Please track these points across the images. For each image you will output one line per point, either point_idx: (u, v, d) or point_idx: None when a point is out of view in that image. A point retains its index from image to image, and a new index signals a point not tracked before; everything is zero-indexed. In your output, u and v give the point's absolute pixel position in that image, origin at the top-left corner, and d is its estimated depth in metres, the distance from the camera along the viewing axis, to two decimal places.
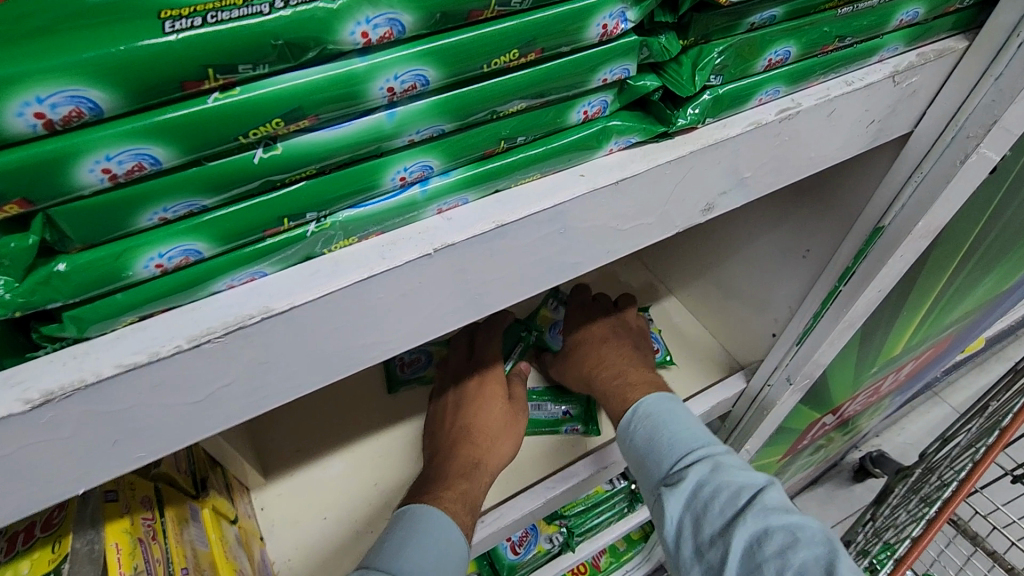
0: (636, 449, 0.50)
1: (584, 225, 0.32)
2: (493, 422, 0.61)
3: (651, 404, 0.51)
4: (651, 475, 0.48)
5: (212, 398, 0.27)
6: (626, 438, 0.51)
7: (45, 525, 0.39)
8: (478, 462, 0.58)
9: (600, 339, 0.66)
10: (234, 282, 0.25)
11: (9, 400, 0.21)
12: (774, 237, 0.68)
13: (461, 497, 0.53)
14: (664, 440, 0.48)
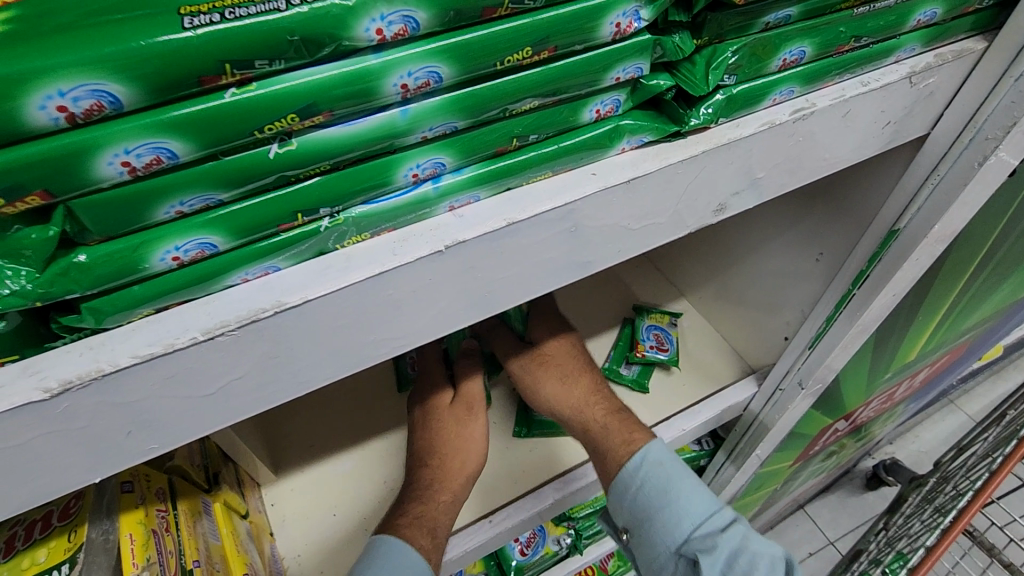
0: (648, 501, 0.48)
1: (594, 224, 0.32)
2: (453, 440, 0.58)
3: (660, 453, 0.50)
4: (673, 534, 0.47)
5: (223, 392, 0.27)
6: (634, 485, 0.49)
7: (63, 513, 0.39)
8: (436, 482, 0.55)
9: (555, 360, 0.61)
10: (249, 276, 0.26)
11: (27, 389, 0.22)
12: (785, 241, 0.68)
13: (424, 520, 0.51)
14: (685, 498, 0.47)
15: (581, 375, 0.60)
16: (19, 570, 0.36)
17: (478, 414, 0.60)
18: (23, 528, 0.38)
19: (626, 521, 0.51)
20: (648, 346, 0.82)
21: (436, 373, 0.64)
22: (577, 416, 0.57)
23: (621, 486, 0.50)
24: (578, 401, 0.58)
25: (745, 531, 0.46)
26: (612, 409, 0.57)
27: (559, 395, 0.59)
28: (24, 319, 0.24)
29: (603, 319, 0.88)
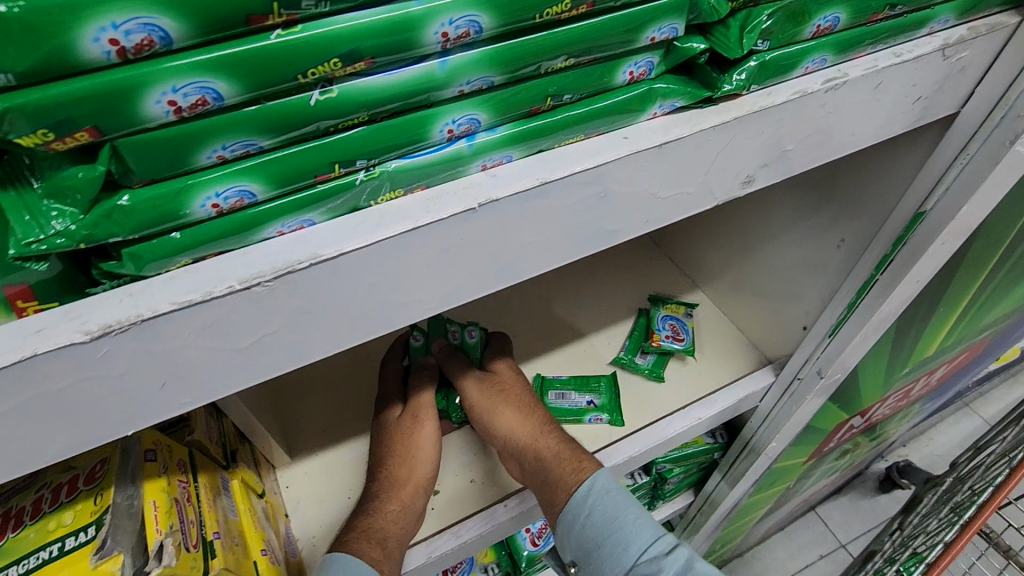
0: (597, 529, 0.52)
1: (624, 189, 0.32)
2: (403, 452, 0.63)
3: (607, 482, 0.54)
4: (621, 559, 0.49)
5: (256, 347, 0.27)
6: (581, 514, 0.53)
7: (88, 478, 0.40)
8: (386, 492, 0.60)
9: (506, 387, 0.68)
10: (284, 230, 0.26)
11: (70, 331, 0.22)
12: (808, 227, 0.67)
13: (373, 531, 0.56)
14: (630, 524, 0.51)
15: (532, 406, 0.66)
16: (47, 531, 0.37)
17: (429, 421, 0.65)
18: (49, 492, 0.39)
19: (576, 552, 0.54)
20: (664, 336, 0.82)
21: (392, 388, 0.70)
22: (526, 445, 0.62)
23: (570, 516, 0.54)
24: (528, 429, 0.63)
25: (691, 555, 0.48)
26: (558, 438, 0.62)
27: (511, 422, 0.64)
28: (63, 267, 0.24)
29: (617, 309, 0.88)
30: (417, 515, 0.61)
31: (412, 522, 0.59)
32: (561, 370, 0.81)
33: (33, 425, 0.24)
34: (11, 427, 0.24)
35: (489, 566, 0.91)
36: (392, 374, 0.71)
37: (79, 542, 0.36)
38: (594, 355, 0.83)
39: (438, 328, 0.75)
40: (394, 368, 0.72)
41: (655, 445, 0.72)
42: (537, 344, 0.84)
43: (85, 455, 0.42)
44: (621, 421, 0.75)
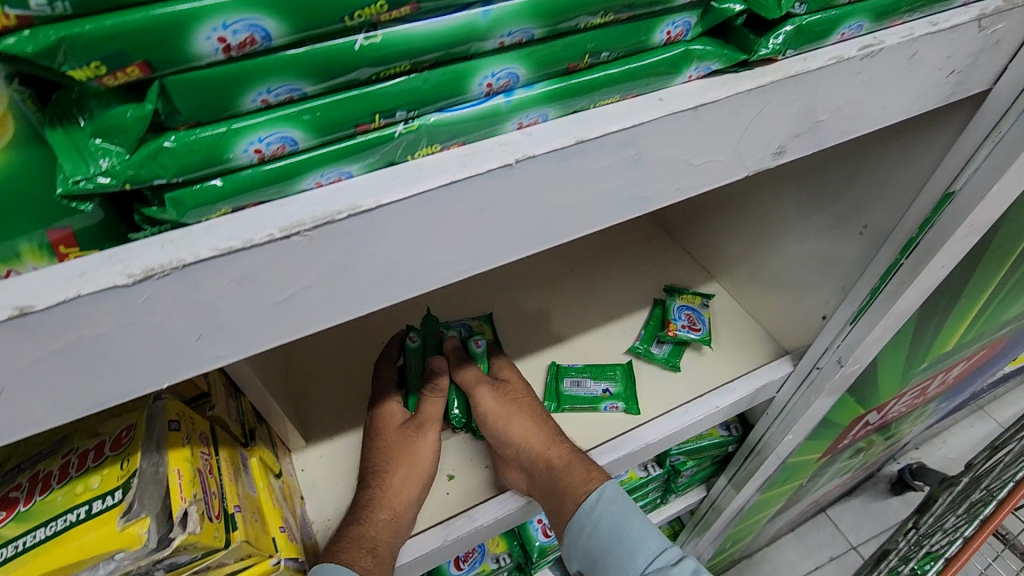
0: (604, 538, 0.55)
1: (658, 154, 0.31)
2: (401, 460, 0.62)
3: (614, 492, 0.57)
4: (628, 567, 0.53)
5: (292, 301, 0.27)
6: (589, 524, 0.56)
7: (114, 444, 0.40)
8: (377, 499, 0.60)
9: (515, 395, 0.67)
10: (322, 181, 0.26)
11: (114, 274, 0.22)
12: (827, 215, 0.67)
13: (364, 541, 0.56)
14: (637, 534, 0.54)
15: (542, 415, 0.66)
16: (74, 495, 0.37)
17: (431, 432, 0.64)
18: (76, 457, 0.40)
19: (582, 560, 0.57)
20: (680, 325, 0.81)
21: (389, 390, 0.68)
22: (535, 455, 0.62)
23: (578, 526, 0.56)
24: (539, 440, 0.63)
25: (694, 564, 0.51)
26: (568, 449, 0.62)
27: (522, 431, 0.63)
28: (107, 214, 0.24)
29: (631, 299, 0.88)
30: (407, 522, 0.61)
31: (402, 532, 0.59)
32: (576, 359, 0.80)
33: (74, 371, 0.24)
34: (52, 372, 0.24)
35: (502, 557, 0.89)
36: (388, 376, 0.69)
37: (106, 506, 0.37)
38: (609, 345, 0.83)
39: (434, 332, 0.73)
40: (389, 370, 0.69)
41: (672, 433, 0.72)
42: (552, 333, 0.84)
43: (111, 422, 0.41)
44: (636, 409, 0.75)
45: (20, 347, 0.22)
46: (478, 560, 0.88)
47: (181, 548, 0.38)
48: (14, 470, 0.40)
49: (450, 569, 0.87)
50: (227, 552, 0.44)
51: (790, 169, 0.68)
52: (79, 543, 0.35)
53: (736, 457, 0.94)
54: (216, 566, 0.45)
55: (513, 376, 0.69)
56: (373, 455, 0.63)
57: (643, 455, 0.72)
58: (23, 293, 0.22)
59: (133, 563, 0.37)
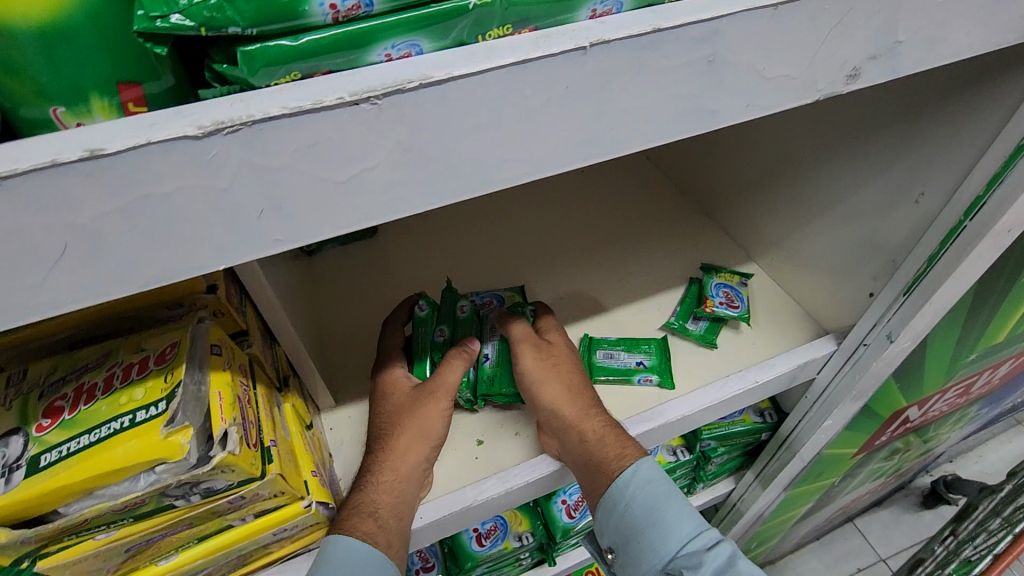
0: (636, 519, 0.51)
1: (733, 59, 0.30)
2: (409, 423, 0.58)
3: (650, 471, 0.52)
4: (659, 551, 0.49)
5: (355, 183, 0.26)
6: (622, 503, 0.52)
7: (159, 358, 0.40)
8: (382, 462, 0.56)
9: (558, 360, 0.62)
10: (393, 54, 0.25)
11: (183, 124, 0.22)
12: (877, 186, 0.59)
13: (366, 505, 0.52)
14: (671, 517, 0.49)
15: (581, 384, 0.61)
16: (119, 405, 0.37)
17: (443, 399, 0.59)
18: (121, 369, 0.39)
19: (613, 539, 0.53)
20: (718, 302, 0.74)
21: (396, 355, 0.65)
22: (567, 425, 0.57)
23: (609, 505, 0.53)
24: (574, 408, 0.58)
25: (732, 554, 0.47)
26: (605, 421, 0.57)
27: (555, 397, 0.59)
28: (178, 72, 0.25)
29: (666, 274, 0.81)
30: (416, 485, 0.56)
31: (409, 494, 0.55)
32: (609, 331, 0.75)
33: (138, 235, 0.24)
34: (115, 232, 0.23)
35: (524, 536, 0.86)
36: (394, 342, 0.66)
37: (150, 415, 0.36)
38: (642, 320, 0.76)
39: (450, 302, 0.70)
40: (396, 336, 0.67)
41: (710, 415, 0.66)
42: (589, 303, 0.78)
43: (156, 338, 0.41)
44: (671, 383, 0.69)
45: (87, 197, 0.22)
46: (500, 538, 0.85)
47: (218, 469, 0.38)
48: (59, 380, 0.40)
49: (472, 544, 0.84)
50: (262, 483, 0.43)
51: (834, 138, 0.61)
52: (122, 450, 0.35)
53: (770, 447, 0.89)
54: (251, 499, 0.44)
55: (559, 343, 0.64)
56: (381, 418, 0.60)
57: (677, 429, 0.64)
58: (94, 137, 0.21)
59: (174, 476, 0.37)
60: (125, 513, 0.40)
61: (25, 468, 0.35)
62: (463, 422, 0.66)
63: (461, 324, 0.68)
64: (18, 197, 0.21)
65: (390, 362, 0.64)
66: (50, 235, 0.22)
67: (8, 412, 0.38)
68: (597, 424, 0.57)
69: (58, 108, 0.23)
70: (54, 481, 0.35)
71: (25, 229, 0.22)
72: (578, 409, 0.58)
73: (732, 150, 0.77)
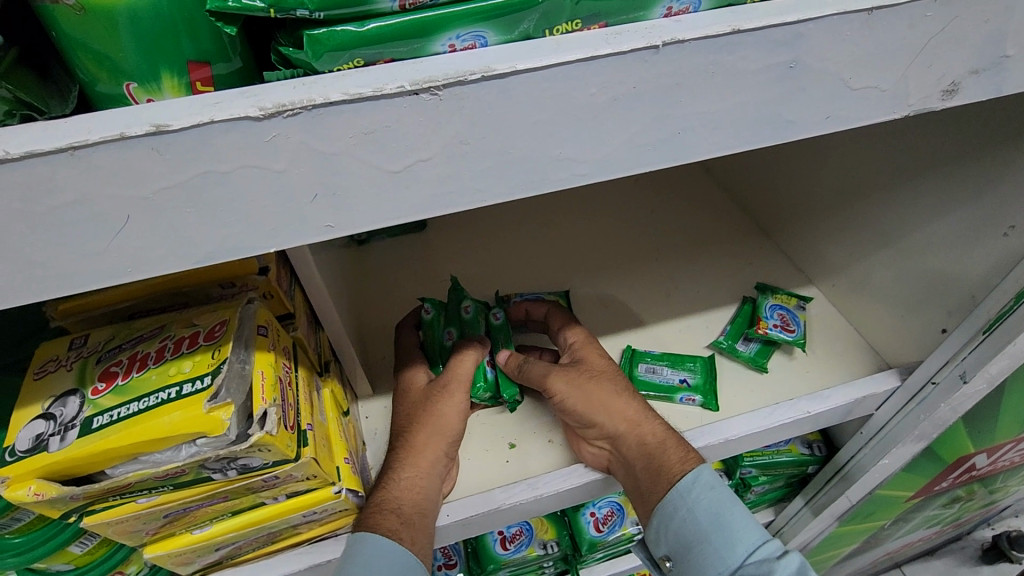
0: (699, 525, 0.48)
1: (817, 67, 0.28)
2: (430, 424, 0.58)
3: (711, 477, 0.50)
4: (726, 559, 0.46)
5: (410, 172, 0.26)
6: (683, 507, 0.49)
7: (208, 335, 0.40)
8: (406, 457, 0.56)
9: (594, 371, 0.60)
10: (456, 45, 0.25)
11: (246, 105, 0.22)
12: (957, 219, 0.55)
13: (388, 502, 0.52)
14: (738, 524, 0.47)
15: (627, 393, 0.59)
16: (167, 375, 0.38)
17: (458, 394, 0.60)
18: (172, 342, 0.41)
19: (671, 547, 0.50)
20: (772, 324, 0.70)
21: (413, 357, 0.64)
22: (622, 430, 0.55)
23: (669, 512, 0.50)
24: (628, 415, 0.56)
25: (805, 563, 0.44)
26: (661, 427, 0.56)
27: (604, 405, 0.57)
28: (246, 51, 0.25)
29: (717, 291, 0.77)
30: (438, 480, 0.56)
31: (435, 490, 0.55)
32: (654, 346, 0.72)
33: (196, 212, 0.24)
34: (174, 207, 0.24)
35: (549, 544, 0.84)
36: (407, 343, 0.66)
37: (196, 389, 0.37)
38: (688, 336, 0.73)
39: (455, 300, 0.69)
40: (409, 338, 0.66)
41: (753, 442, 0.62)
42: (634, 313, 0.75)
43: (207, 315, 0.42)
44: (715, 405, 0.66)
45: (149, 172, 0.22)
46: (525, 544, 0.84)
47: (256, 447, 0.38)
48: (115, 348, 0.41)
49: (496, 546, 0.83)
50: (296, 465, 0.43)
51: (910, 165, 0.57)
52: (167, 420, 0.36)
53: (816, 481, 0.84)
54: (284, 479, 0.45)
55: (592, 354, 0.62)
56: (404, 415, 0.60)
57: (718, 453, 0.62)
58: (161, 113, 0.22)
59: (214, 450, 0.38)
60: (166, 480, 0.41)
61: (78, 428, 0.37)
62: (498, 424, 0.65)
63: (469, 325, 0.67)
64: (88, 167, 0.22)
65: (407, 364, 0.64)
66: (115, 206, 0.23)
67: (68, 373, 0.40)
68: (653, 432, 0.55)
69: (132, 84, 0.23)
70: (103, 443, 0.36)
71: (94, 197, 0.23)
72: (623, 417, 0.56)
73: (798, 169, 0.73)
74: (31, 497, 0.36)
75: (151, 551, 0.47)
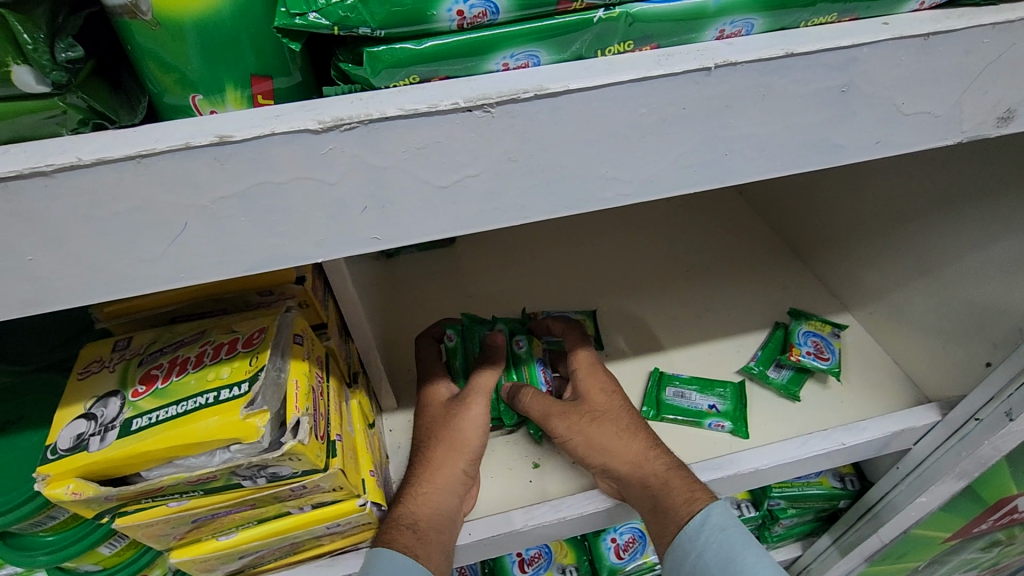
0: (709, 569, 0.46)
1: (871, 92, 0.28)
2: (452, 439, 0.57)
3: (723, 517, 0.48)
4: None
5: (458, 188, 0.26)
6: (693, 551, 0.47)
7: (247, 342, 0.41)
8: (424, 475, 0.56)
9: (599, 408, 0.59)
10: (510, 64, 0.25)
11: (305, 118, 0.23)
12: (1002, 250, 0.53)
13: (404, 517, 0.51)
14: (748, 565, 0.45)
15: (634, 427, 0.58)
16: (206, 380, 0.39)
17: (478, 406, 0.60)
18: (211, 348, 0.41)
19: None
20: (805, 351, 0.69)
21: (436, 371, 0.64)
22: (626, 468, 0.54)
23: (680, 555, 0.48)
24: (632, 451, 0.55)
25: None
26: (667, 463, 0.54)
27: (610, 441, 0.56)
28: (308, 66, 0.26)
29: (748, 316, 0.76)
30: (458, 500, 0.55)
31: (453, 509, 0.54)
32: (681, 369, 0.71)
33: (250, 221, 0.25)
34: (228, 215, 0.24)
35: (568, 569, 0.83)
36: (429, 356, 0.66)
37: (233, 395, 0.38)
38: (718, 361, 0.72)
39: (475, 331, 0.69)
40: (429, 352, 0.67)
41: (784, 472, 0.60)
42: (660, 335, 0.74)
43: (247, 322, 0.43)
44: (745, 432, 0.64)
45: (210, 181, 0.23)
46: (543, 568, 0.82)
47: (287, 456, 0.38)
48: (157, 352, 0.42)
49: (514, 569, 0.82)
50: (324, 476, 0.43)
51: (952, 193, 0.56)
52: (203, 425, 0.36)
53: (846, 517, 0.81)
54: (311, 489, 0.45)
55: (594, 389, 0.61)
56: (422, 430, 0.60)
57: (747, 483, 0.60)
58: (226, 124, 0.22)
59: (246, 457, 0.38)
60: (197, 486, 0.41)
61: (117, 429, 0.38)
62: (522, 444, 0.64)
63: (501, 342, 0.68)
64: (153, 175, 0.22)
65: (431, 378, 0.64)
66: (174, 212, 0.24)
67: (111, 374, 0.41)
68: (659, 468, 0.54)
69: (197, 96, 0.24)
70: (140, 446, 0.36)
71: (155, 204, 0.23)
72: (628, 452, 0.55)
73: (836, 194, 0.73)
74: (69, 496, 0.37)
75: (177, 556, 0.48)
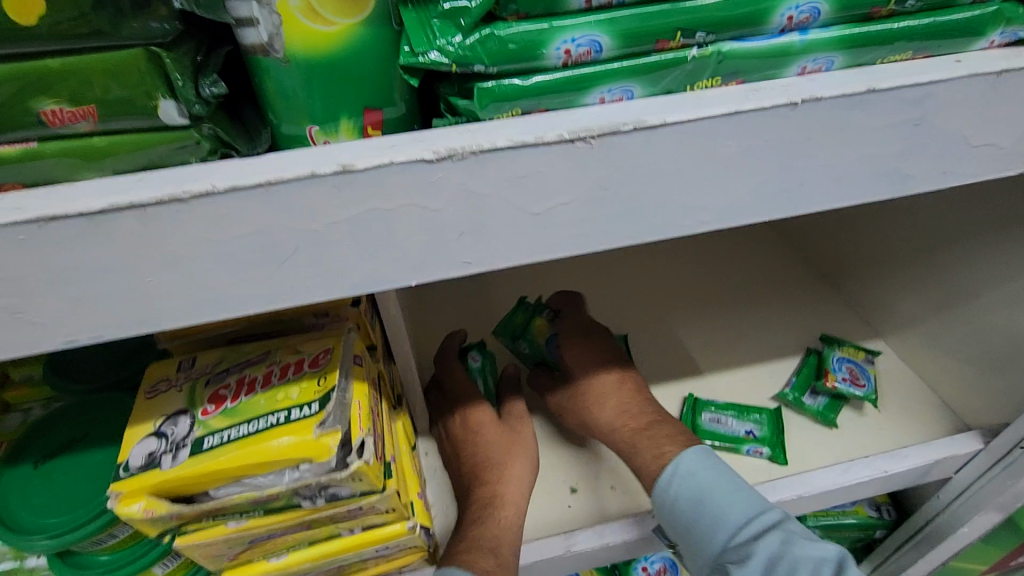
0: (682, 514, 0.46)
1: (942, 125, 0.29)
2: (529, 456, 0.59)
3: (694, 462, 0.47)
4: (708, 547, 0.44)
5: (549, 216, 0.27)
6: (668, 500, 0.47)
7: (312, 362, 0.42)
8: (500, 498, 0.55)
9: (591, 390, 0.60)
10: (607, 98, 0.26)
11: (420, 149, 0.24)
12: None
13: (486, 540, 0.51)
14: (719, 505, 0.45)
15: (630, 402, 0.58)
16: (276, 401, 0.40)
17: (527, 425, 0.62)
18: (278, 368, 0.42)
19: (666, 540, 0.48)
20: (841, 377, 0.68)
21: (472, 395, 0.64)
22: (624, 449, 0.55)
23: (656, 502, 0.48)
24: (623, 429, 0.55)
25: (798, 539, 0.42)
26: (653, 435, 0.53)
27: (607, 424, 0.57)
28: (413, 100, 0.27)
29: (782, 341, 0.76)
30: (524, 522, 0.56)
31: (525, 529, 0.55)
32: (717, 394, 0.71)
33: (354, 246, 0.26)
34: (336, 240, 0.26)
35: None
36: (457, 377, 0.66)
37: (304, 414, 0.39)
38: (754, 386, 0.72)
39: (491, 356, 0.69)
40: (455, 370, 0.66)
41: (825, 499, 0.59)
42: (695, 360, 0.75)
43: (312, 342, 0.44)
44: (784, 458, 0.64)
45: (326, 207, 0.24)
46: None
47: (353, 476, 0.39)
48: (224, 371, 0.43)
49: None
50: (380, 497, 0.44)
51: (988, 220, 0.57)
52: (276, 444, 0.37)
53: (883, 548, 0.79)
54: (367, 510, 0.45)
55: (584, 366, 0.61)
56: (481, 452, 0.59)
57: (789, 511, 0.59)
58: (347, 154, 0.24)
59: (314, 476, 0.38)
60: (258, 505, 0.42)
61: (189, 447, 0.38)
62: (556, 470, 0.63)
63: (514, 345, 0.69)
64: (275, 201, 0.24)
65: (469, 401, 0.63)
66: (288, 237, 0.25)
67: (179, 393, 0.42)
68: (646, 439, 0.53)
69: (314, 127, 0.26)
70: (214, 464, 0.37)
71: (272, 228, 0.25)
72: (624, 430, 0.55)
73: (869, 221, 0.74)
74: (141, 514, 0.37)
75: None
